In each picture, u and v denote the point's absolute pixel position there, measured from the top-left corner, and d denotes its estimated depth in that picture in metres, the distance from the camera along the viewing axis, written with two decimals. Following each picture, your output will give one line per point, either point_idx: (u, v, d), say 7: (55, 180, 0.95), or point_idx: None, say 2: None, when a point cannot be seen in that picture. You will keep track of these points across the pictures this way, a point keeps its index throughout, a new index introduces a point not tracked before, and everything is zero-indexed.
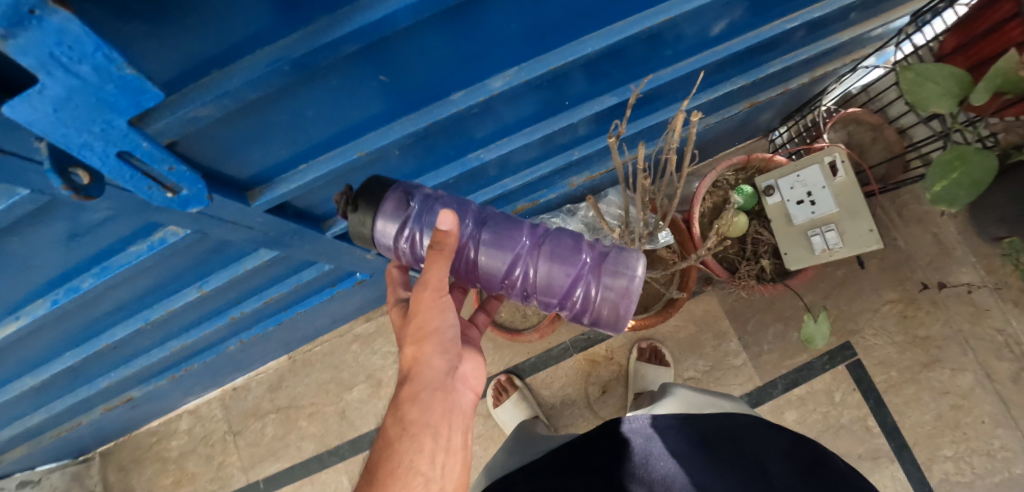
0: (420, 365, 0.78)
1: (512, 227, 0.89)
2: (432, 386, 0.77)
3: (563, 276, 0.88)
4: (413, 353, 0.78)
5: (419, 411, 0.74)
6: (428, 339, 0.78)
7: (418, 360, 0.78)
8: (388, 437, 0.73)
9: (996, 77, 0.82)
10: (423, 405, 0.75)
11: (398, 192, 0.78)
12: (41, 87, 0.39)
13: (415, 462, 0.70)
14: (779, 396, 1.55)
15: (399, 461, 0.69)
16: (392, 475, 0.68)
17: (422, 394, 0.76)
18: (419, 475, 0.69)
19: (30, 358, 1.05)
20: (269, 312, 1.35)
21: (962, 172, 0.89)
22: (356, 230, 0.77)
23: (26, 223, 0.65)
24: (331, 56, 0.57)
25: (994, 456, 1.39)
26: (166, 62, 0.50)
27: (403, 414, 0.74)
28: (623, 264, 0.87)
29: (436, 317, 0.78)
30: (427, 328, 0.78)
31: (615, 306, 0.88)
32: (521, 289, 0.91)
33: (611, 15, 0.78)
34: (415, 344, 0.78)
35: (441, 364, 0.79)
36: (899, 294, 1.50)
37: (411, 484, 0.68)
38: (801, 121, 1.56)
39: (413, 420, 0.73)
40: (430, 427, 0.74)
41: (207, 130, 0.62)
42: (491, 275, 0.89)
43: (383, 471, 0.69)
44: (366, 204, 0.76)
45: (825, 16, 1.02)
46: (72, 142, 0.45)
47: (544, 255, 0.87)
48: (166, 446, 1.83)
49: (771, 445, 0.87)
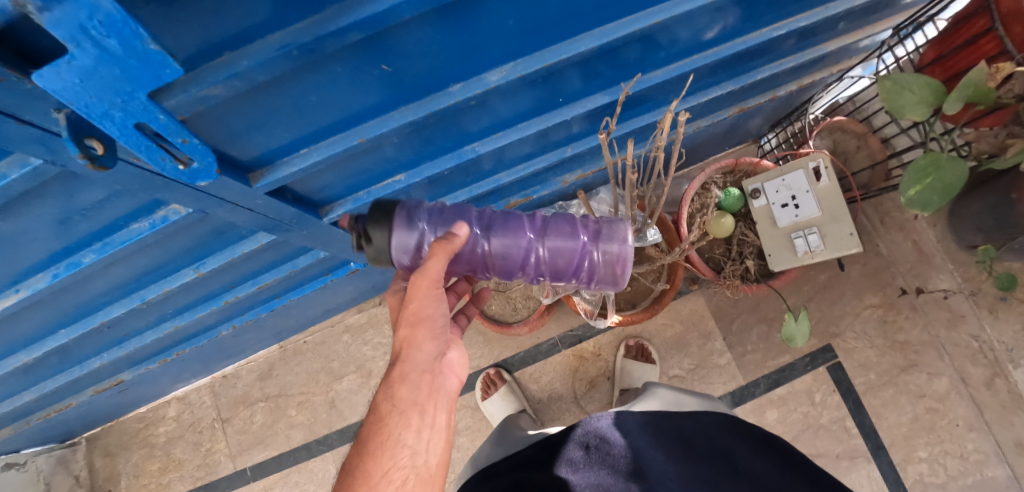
0: (410, 347, 0.80)
1: (510, 219, 0.92)
2: (421, 368, 0.79)
3: (569, 252, 0.92)
4: (407, 335, 0.80)
5: (409, 390, 0.77)
6: (422, 323, 0.80)
7: (409, 343, 0.80)
8: (380, 411, 0.75)
9: (968, 87, 0.86)
10: (412, 384, 0.77)
11: (405, 212, 0.81)
12: (71, 58, 0.42)
13: (403, 435, 0.74)
14: (761, 395, 1.59)
15: (388, 434, 0.73)
16: (382, 446, 0.72)
17: (412, 374, 0.78)
18: (406, 447, 0.73)
19: (25, 334, 1.07)
20: (262, 298, 1.36)
21: (934, 178, 0.93)
22: (374, 258, 0.79)
23: (34, 195, 0.67)
24: (336, 43, 0.60)
25: (966, 458, 1.44)
26: (183, 43, 0.53)
27: (393, 391, 0.76)
28: (615, 234, 0.92)
29: (430, 305, 0.81)
30: (421, 314, 0.80)
31: (613, 268, 0.93)
32: (534, 271, 0.95)
33: (605, 16, 0.81)
34: (409, 327, 0.80)
35: (431, 348, 0.81)
36: (879, 299, 1.55)
37: (399, 456, 0.72)
38: (789, 127, 1.60)
39: (403, 398, 0.76)
40: (417, 406, 0.76)
41: (214, 110, 0.65)
42: (509, 266, 0.93)
43: (373, 442, 0.73)
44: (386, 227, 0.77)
45: (812, 25, 1.07)
46: (94, 111, 0.48)
47: (546, 237, 0.91)
48: (154, 432, 1.83)
49: (740, 442, 0.91)
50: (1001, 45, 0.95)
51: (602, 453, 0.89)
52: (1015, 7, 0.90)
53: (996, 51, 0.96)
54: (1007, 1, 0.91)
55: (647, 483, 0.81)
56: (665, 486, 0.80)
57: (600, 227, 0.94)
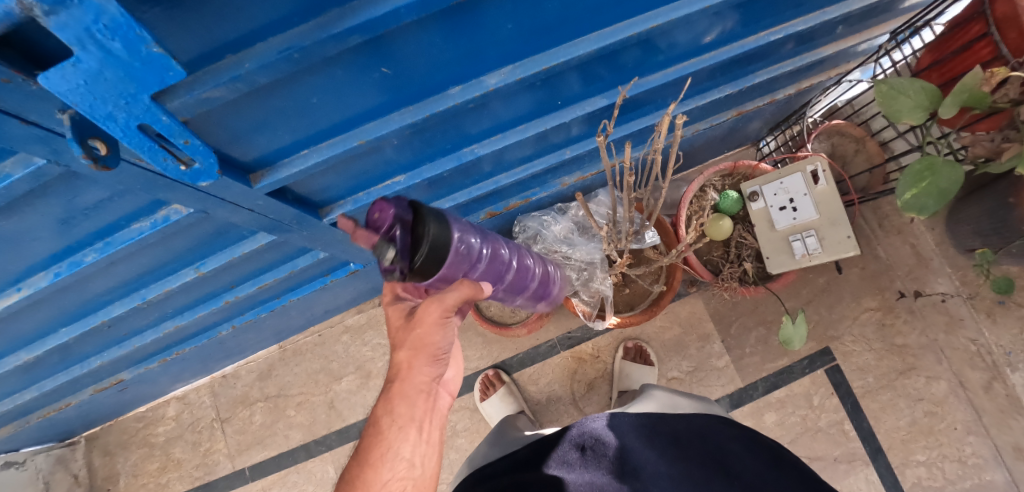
0: (409, 368, 0.78)
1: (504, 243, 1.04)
2: (420, 388, 0.78)
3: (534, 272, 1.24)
4: (407, 358, 0.79)
5: (407, 406, 0.77)
6: (423, 349, 0.78)
7: (410, 365, 0.78)
8: (378, 425, 0.76)
9: (963, 92, 0.87)
10: (410, 402, 0.77)
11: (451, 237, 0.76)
12: (76, 60, 0.42)
13: (400, 448, 0.75)
14: (760, 398, 1.60)
15: (387, 447, 0.75)
16: (381, 458, 0.74)
17: (410, 392, 0.77)
18: (403, 459, 0.75)
19: (27, 332, 1.07)
20: (261, 298, 1.37)
21: (930, 181, 0.93)
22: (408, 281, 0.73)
23: (38, 194, 0.68)
24: (338, 46, 0.60)
25: (965, 462, 1.45)
26: (186, 45, 0.54)
27: (392, 407, 0.76)
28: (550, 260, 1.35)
29: (436, 333, 0.79)
30: (425, 341, 0.78)
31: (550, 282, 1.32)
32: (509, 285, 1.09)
33: (604, 20, 0.82)
34: (411, 350, 0.78)
35: (431, 371, 0.79)
36: (878, 303, 1.56)
37: (397, 468, 0.74)
38: (787, 131, 1.61)
39: (401, 414, 0.76)
40: (415, 421, 0.77)
41: (217, 111, 0.66)
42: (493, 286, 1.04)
43: (374, 453, 0.75)
44: (437, 227, 0.71)
45: (810, 29, 1.08)
46: (98, 112, 0.49)
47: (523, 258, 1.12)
48: (153, 432, 1.84)
49: (734, 442, 0.91)
50: (996, 50, 0.96)
51: (597, 455, 0.89)
52: (1009, 13, 0.91)
53: (991, 56, 0.97)
54: (1002, 7, 0.92)
55: (640, 484, 0.82)
56: (657, 487, 0.82)
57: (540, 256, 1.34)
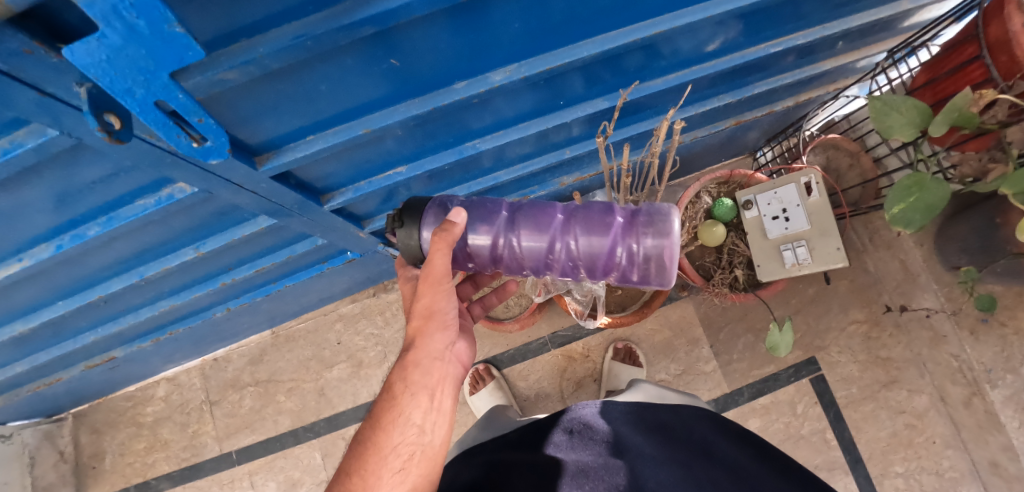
0: (423, 337, 0.81)
1: (532, 209, 0.87)
2: (433, 356, 0.81)
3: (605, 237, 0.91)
4: (419, 326, 0.82)
5: (421, 374, 0.79)
6: (433, 317, 0.82)
7: (422, 333, 0.81)
8: (393, 390, 0.78)
9: (953, 111, 0.89)
10: (424, 370, 0.79)
11: (435, 206, 0.83)
12: (101, 35, 0.44)
13: (411, 414, 0.76)
14: (745, 404, 1.63)
15: (399, 412, 0.76)
16: (393, 422, 0.75)
17: (424, 360, 0.80)
18: (413, 425, 0.76)
19: (23, 303, 1.08)
20: (257, 282, 1.38)
21: (918, 197, 0.96)
22: (404, 245, 0.81)
23: (47, 166, 0.70)
24: (348, 36, 0.62)
25: (942, 475, 1.47)
26: (203, 27, 0.55)
27: (406, 374, 0.79)
28: (655, 216, 0.84)
29: (442, 299, 0.82)
30: (433, 308, 0.81)
31: (654, 260, 0.86)
32: (566, 263, 0.90)
33: (609, 24, 0.84)
34: (422, 319, 0.82)
35: (442, 340, 0.83)
36: (864, 315, 1.59)
37: (406, 434, 0.75)
38: (784, 143, 1.64)
39: (414, 381, 0.78)
40: (428, 389, 0.79)
41: (229, 92, 0.68)
42: (534, 264, 0.91)
43: (386, 418, 0.76)
44: (406, 230, 0.81)
45: (809, 43, 1.10)
46: (117, 87, 0.50)
47: (578, 223, 0.86)
48: (141, 412, 1.84)
49: (716, 431, 0.95)
50: (987, 73, 0.99)
51: (585, 438, 0.90)
52: (1001, 36, 0.94)
53: (982, 79, 1.00)
54: (994, 31, 0.94)
55: (627, 462, 0.83)
56: (643, 465, 0.83)
57: (640, 210, 0.86)
